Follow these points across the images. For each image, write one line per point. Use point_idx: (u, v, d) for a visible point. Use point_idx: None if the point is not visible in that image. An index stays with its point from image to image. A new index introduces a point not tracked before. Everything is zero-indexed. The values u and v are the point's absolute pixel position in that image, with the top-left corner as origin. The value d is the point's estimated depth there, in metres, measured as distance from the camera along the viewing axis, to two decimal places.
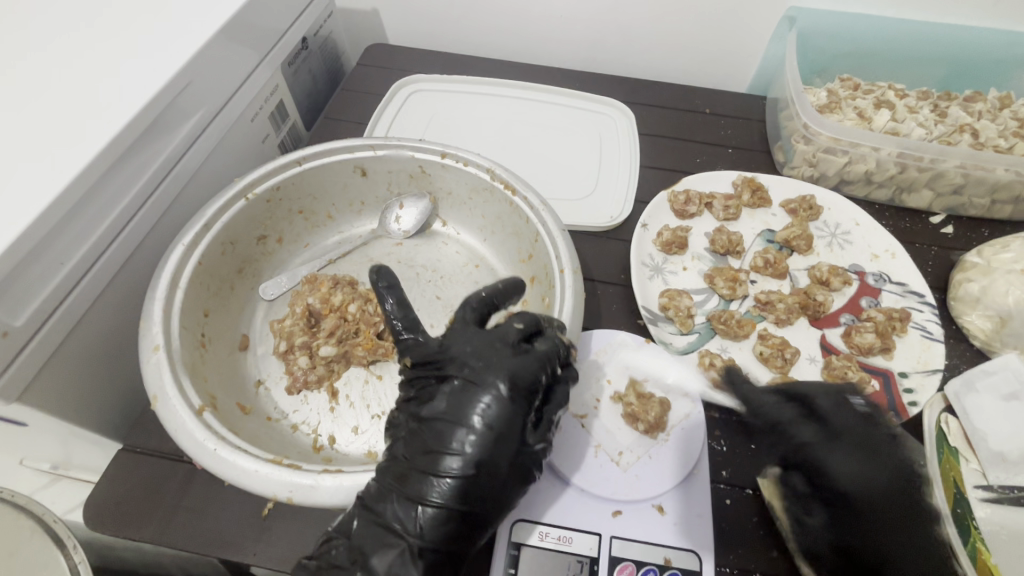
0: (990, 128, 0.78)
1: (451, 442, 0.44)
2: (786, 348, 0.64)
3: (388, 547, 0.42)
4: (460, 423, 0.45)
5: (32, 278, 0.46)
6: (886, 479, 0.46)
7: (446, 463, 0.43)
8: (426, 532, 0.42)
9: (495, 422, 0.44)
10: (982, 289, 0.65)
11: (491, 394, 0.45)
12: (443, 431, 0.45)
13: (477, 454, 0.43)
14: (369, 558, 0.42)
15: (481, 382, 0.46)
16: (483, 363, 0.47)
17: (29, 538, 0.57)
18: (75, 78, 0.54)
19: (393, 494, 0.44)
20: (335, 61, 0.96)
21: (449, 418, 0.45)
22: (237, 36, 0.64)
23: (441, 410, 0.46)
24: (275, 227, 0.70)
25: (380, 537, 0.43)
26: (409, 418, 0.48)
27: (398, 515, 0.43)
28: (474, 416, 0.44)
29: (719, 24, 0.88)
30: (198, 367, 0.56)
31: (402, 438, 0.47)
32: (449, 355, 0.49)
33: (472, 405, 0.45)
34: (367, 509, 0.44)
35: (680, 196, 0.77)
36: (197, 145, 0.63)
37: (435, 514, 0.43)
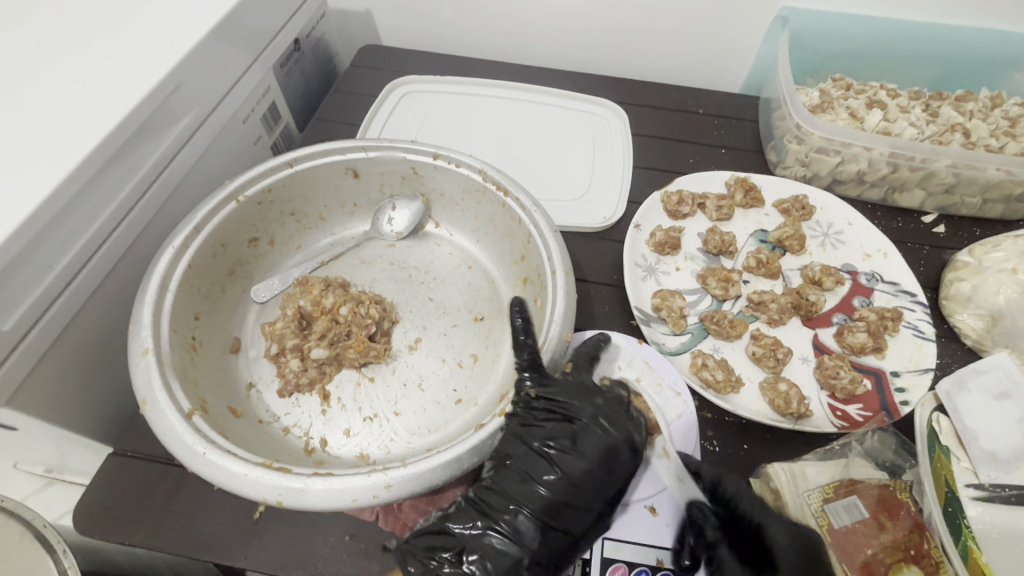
0: (982, 128, 0.78)
1: (581, 478, 0.48)
2: (779, 348, 0.64)
3: (504, 556, 0.45)
4: (592, 465, 0.48)
5: (20, 281, 0.46)
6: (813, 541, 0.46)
7: (573, 494, 0.47)
8: (538, 551, 0.46)
9: (621, 472, 0.49)
10: (973, 288, 0.66)
11: (623, 446, 0.50)
12: (570, 463, 0.48)
13: (601, 492, 0.48)
14: (489, 568, 0.44)
15: (611, 428, 0.50)
16: (611, 416, 0.51)
17: (20, 544, 0.57)
18: (62, 78, 0.53)
19: (515, 507, 0.47)
20: (328, 62, 0.96)
21: (579, 454, 0.48)
22: (229, 38, 0.64)
23: (571, 446, 0.49)
24: (266, 229, 0.70)
25: (500, 547, 0.45)
26: (529, 440, 0.49)
27: (517, 528, 0.46)
28: (603, 461, 0.49)
29: (712, 25, 0.88)
30: (189, 371, 0.56)
31: (519, 457, 0.49)
32: (575, 398, 0.51)
33: (606, 449, 0.49)
34: (484, 519, 0.46)
35: (672, 196, 0.77)
36: (187, 146, 0.62)
37: (548, 533, 0.46)
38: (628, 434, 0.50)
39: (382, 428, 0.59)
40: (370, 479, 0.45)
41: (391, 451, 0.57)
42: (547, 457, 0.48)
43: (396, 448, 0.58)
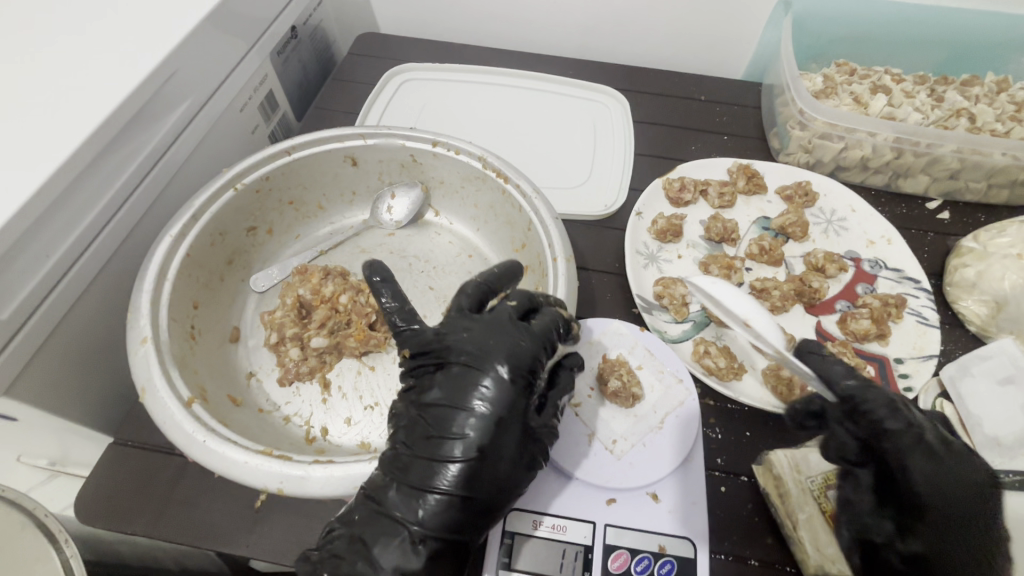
0: (988, 113, 0.77)
1: (456, 428, 0.44)
2: (781, 335, 0.63)
3: (395, 533, 0.42)
4: (464, 410, 0.45)
5: (17, 270, 0.46)
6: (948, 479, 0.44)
7: (461, 449, 0.44)
8: (431, 518, 0.43)
9: (497, 404, 0.45)
10: (978, 274, 0.65)
11: (492, 379, 0.45)
12: (444, 418, 0.45)
13: (480, 435, 0.44)
14: (374, 545, 0.42)
15: (480, 367, 0.46)
16: (481, 347, 0.47)
17: (21, 534, 0.57)
18: (52, 66, 0.53)
19: (400, 478, 0.44)
20: (325, 50, 0.95)
21: (448, 404, 0.45)
22: (224, 24, 0.63)
23: (443, 396, 0.46)
24: (265, 218, 0.69)
25: (390, 525, 0.43)
26: (409, 405, 0.48)
27: (405, 501, 0.43)
28: (476, 401, 0.45)
29: (714, 10, 0.87)
30: (188, 360, 0.55)
31: (405, 426, 0.47)
32: (446, 343, 0.48)
33: (472, 390, 0.45)
34: (370, 497, 0.44)
35: (674, 183, 0.76)
36: (184, 135, 0.62)
37: (444, 497, 0.43)
38: (497, 367, 0.46)
39: (383, 416, 0.59)
40: (371, 466, 0.46)
41: None
42: (424, 418, 0.46)
43: None
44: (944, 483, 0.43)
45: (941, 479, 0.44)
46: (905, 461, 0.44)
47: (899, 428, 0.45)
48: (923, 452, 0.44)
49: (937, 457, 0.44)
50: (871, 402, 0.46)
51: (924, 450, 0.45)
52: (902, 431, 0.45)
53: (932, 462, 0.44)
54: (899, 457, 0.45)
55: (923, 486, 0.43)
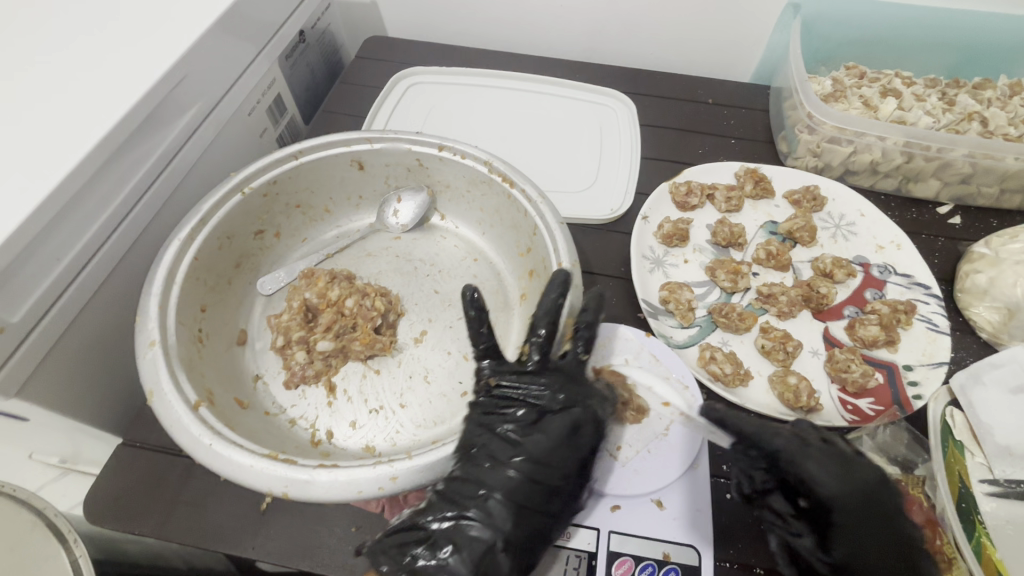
0: (1000, 116, 0.76)
1: (547, 456, 0.49)
2: (788, 341, 0.63)
3: (477, 541, 0.44)
4: (555, 441, 0.49)
5: (28, 273, 0.46)
6: (870, 490, 0.46)
7: (550, 478, 0.48)
8: (515, 531, 0.45)
9: (585, 442, 0.50)
10: (990, 280, 0.64)
11: (585, 419, 0.51)
12: (535, 444, 0.49)
13: (567, 469, 0.49)
14: (459, 548, 0.44)
15: (575, 406, 0.51)
16: (578, 390, 0.52)
17: (31, 532, 0.58)
18: (55, 68, 0.53)
19: (487, 488, 0.46)
20: (334, 54, 0.96)
21: (541, 434, 0.50)
22: (232, 28, 0.63)
23: (534, 425, 0.50)
24: (272, 222, 0.70)
25: (470, 530, 0.45)
26: (493, 424, 0.51)
27: (489, 511, 0.45)
28: (568, 436, 0.50)
29: (722, 13, 0.87)
30: (195, 363, 0.56)
31: (489, 442, 0.50)
32: (538, 379, 0.52)
33: (568, 425, 0.50)
34: (453, 503, 0.46)
35: (681, 187, 0.76)
36: (193, 139, 0.62)
37: (524, 516, 0.46)
38: (590, 411, 0.51)
39: (388, 420, 0.59)
40: (375, 471, 0.45)
41: (396, 444, 0.57)
42: (512, 439, 0.49)
43: (401, 440, 0.58)
44: (842, 486, 0.46)
45: (845, 482, 0.46)
46: (799, 471, 0.47)
47: (786, 440, 0.48)
48: (817, 459, 0.47)
49: (829, 462, 0.47)
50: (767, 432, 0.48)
51: (810, 455, 0.47)
52: (785, 444, 0.48)
53: (832, 468, 0.47)
54: (796, 473, 0.47)
55: (827, 497, 0.46)
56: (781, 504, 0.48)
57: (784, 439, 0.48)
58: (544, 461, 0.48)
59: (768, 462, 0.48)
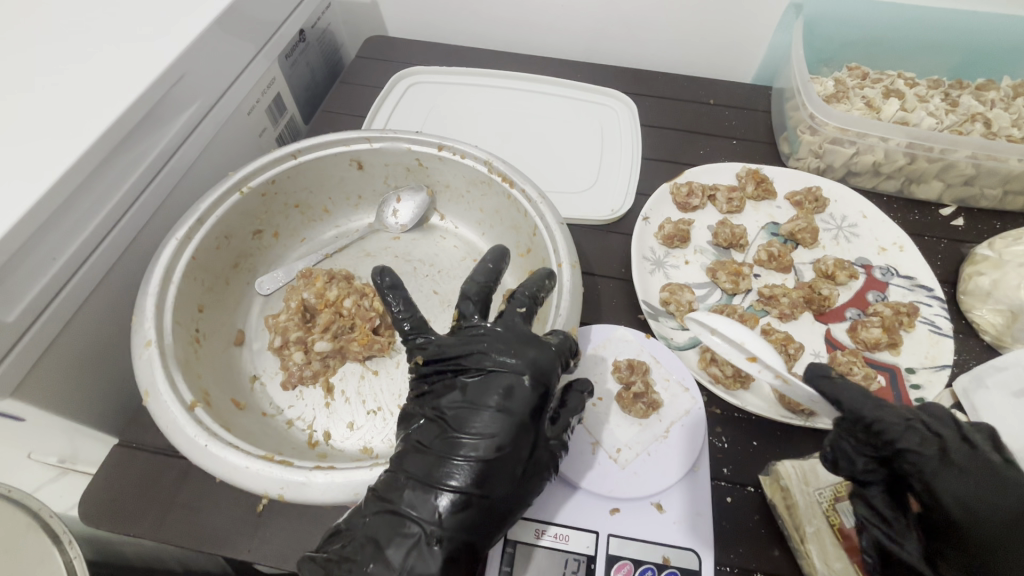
0: (1003, 118, 0.76)
1: (477, 430, 0.45)
2: (790, 343, 0.62)
3: (404, 538, 0.42)
4: (483, 412, 0.45)
5: (23, 272, 0.46)
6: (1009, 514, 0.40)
7: (482, 452, 0.44)
8: (446, 520, 0.42)
9: (519, 406, 0.45)
10: (993, 283, 0.64)
11: (517, 381, 0.46)
12: (462, 418, 0.46)
13: (498, 439, 0.44)
14: (384, 547, 0.42)
15: (504, 367, 0.47)
16: (505, 350, 0.47)
17: (26, 532, 0.58)
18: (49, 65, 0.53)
19: (415, 474, 0.44)
20: (334, 54, 0.95)
21: (468, 406, 0.46)
22: (232, 27, 0.63)
23: (462, 398, 0.47)
24: (271, 221, 0.69)
25: (399, 526, 0.42)
26: (424, 407, 0.49)
27: (416, 503, 0.43)
28: (498, 401, 0.45)
29: (724, 14, 0.86)
30: (192, 363, 0.55)
31: (420, 426, 0.48)
32: (460, 347, 0.49)
33: (496, 391, 0.46)
34: (380, 498, 0.44)
35: (682, 188, 0.75)
36: (192, 138, 0.62)
37: (455, 501, 0.43)
38: (520, 368, 0.46)
39: (386, 421, 0.59)
40: (372, 473, 0.46)
41: (394, 445, 0.57)
42: (442, 419, 0.47)
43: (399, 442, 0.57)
44: (979, 500, 0.41)
45: (974, 498, 0.41)
46: (933, 480, 0.42)
47: (919, 443, 0.43)
48: (950, 465, 0.43)
49: (962, 470, 0.42)
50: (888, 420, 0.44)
51: (950, 465, 0.42)
52: (913, 442, 0.43)
53: (962, 478, 0.42)
54: (921, 475, 0.43)
55: (948, 508, 0.42)
56: (882, 502, 0.45)
57: (914, 438, 0.43)
58: (472, 435, 0.44)
59: (884, 460, 0.45)
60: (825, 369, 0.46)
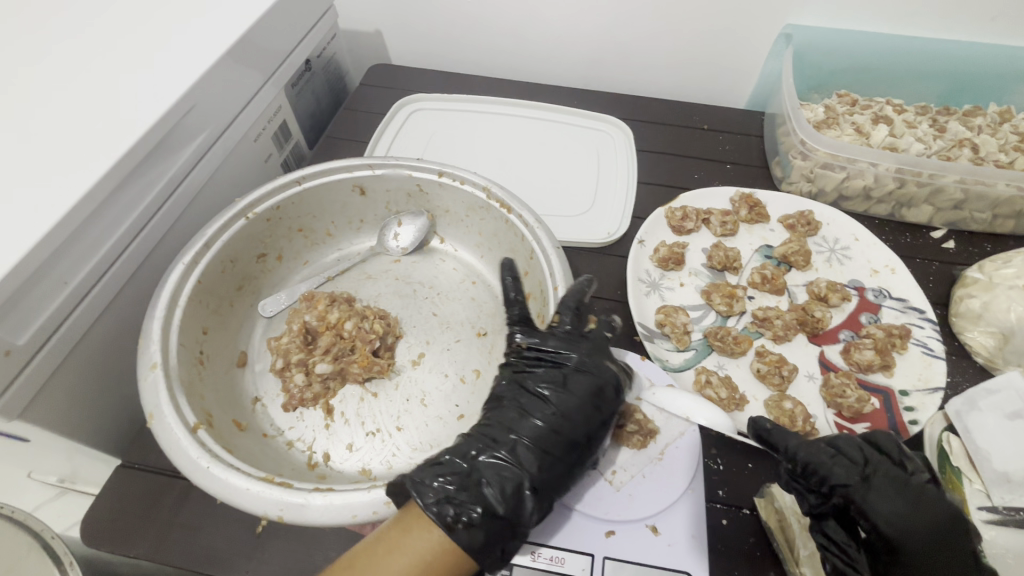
0: (991, 143, 0.78)
1: (572, 411, 0.51)
2: (784, 365, 0.63)
3: (506, 480, 0.46)
4: (580, 396, 0.51)
5: (35, 297, 0.48)
6: (939, 525, 0.45)
7: (573, 430, 0.50)
8: (539, 475, 0.48)
9: (609, 403, 0.52)
10: (984, 305, 0.64)
11: (609, 383, 0.53)
12: (561, 399, 0.51)
13: (588, 422, 0.51)
14: (490, 485, 0.46)
15: (600, 369, 0.53)
16: (600, 357, 0.54)
17: (28, 553, 0.58)
18: (63, 96, 0.55)
19: (514, 433, 0.49)
20: (339, 81, 0.98)
21: (569, 392, 0.52)
22: (242, 57, 0.65)
23: (562, 383, 0.52)
24: (275, 245, 0.71)
25: (500, 470, 0.47)
26: (523, 382, 0.53)
27: (517, 456, 0.48)
28: (591, 394, 0.52)
29: (717, 41, 0.89)
30: (195, 385, 0.56)
31: (519, 397, 0.53)
32: (562, 343, 0.55)
33: (592, 386, 0.52)
34: (484, 445, 0.49)
35: (677, 212, 0.77)
36: (201, 164, 0.64)
37: (547, 462, 0.48)
38: (614, 375, 0.53)
39: (384, 443, 0.59)
40: (370, 495, 0.46)
41: (392, 467, 0.58)
42: (541, 395, 0.52)
43: (397, 463, 0.58)
44: (905, 516, 0.45)
45: (906, 516, 0.45)
46: (865, 508, 0.46)
47: (845, 472, 0.47)
48: (877, 487, 0.46)
49: (891, 491, 0.46)
50: (812, 453, 0.48)
51: (873, 488, 0.46)
52: (847, 474, 0.47)
53: (892, 501, 0.46)
54: (857, 504, 0.46)
55: (888, 529, 0.45)
56: (839, 533, 0.47)
57: (842, 468, 0.47)
58: (568, 413, 0.50)
59: (825, 494, 0.48)
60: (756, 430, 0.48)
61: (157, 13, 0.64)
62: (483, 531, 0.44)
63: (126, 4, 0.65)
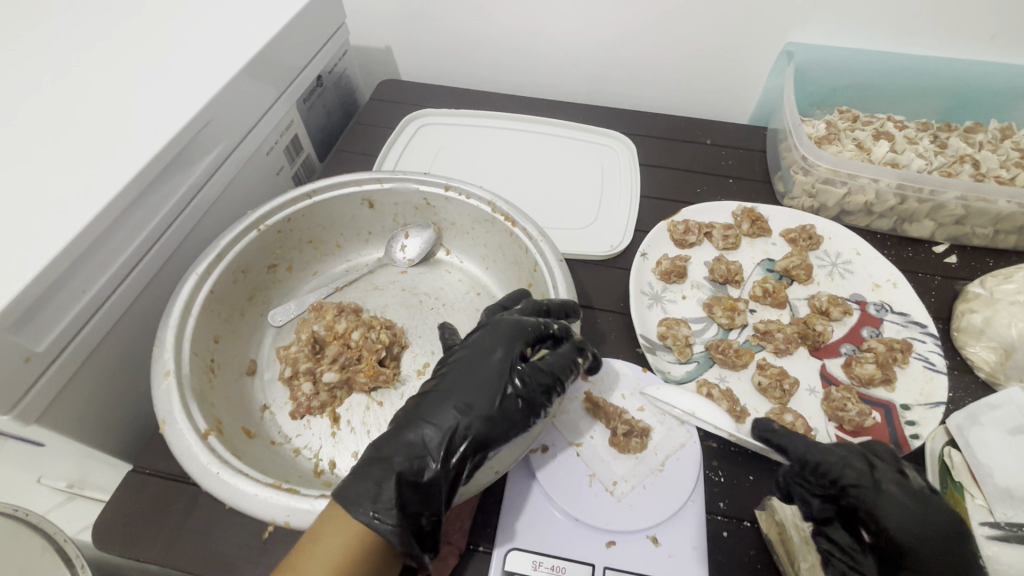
0: (992, 159, 0.79)
1: (468, 364, 0.50)
2: (785, 378, 0.64)
3: (403, 435, 0.46)
4: (476, 350, 0.51)
5: (54, 305, 0.49)
6: (944, 532, 0.45)
7: (469, 379, 0.49)
8: (433, 428, 0.46)
9: (507, 351, 0.51)
10: (985, 320, 0.65)
11: (506, 333, 0.52)
12: (460, 357, 0.51)
13: (484, 369, 0.49)
14: (385, 443, 0.46)
15: (497, 324, 0.53)
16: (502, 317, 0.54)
17: (42, 556, 0.59)
18: (84, 112, 0.57)
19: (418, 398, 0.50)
20: (350, 95, 1.01)
21: (467, 350, 0.52)
22: (256, 73, 0.67)
23: (463, 346, 0.52)
24: (285, 256, 0.73)
25: (398, 428, 0.47)
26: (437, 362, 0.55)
27: (414, 414, 0.48)
28: (487, 344, 0.51)
29: (720, 59, 0.91)
30: (207, 392, 0.58)
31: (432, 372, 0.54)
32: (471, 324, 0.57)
33: (489, 339, 0.52)
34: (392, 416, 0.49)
35: (679, 225, 0.78)
36: (214, 177, 0.66)
37: (442, 414, 0.47)
38: (512, 325, 0.52)
39: None
40: None
41: None
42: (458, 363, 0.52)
43: None
44: (912, 521, 0.45)
45: (913, 521, 0.45)
46: (873, 509, 0.47)
47: (856, 474, 0.48)
48: (885, 490, 0.47)
49: (900, 496, 0.47)
50: (825, 455, 0.50)
51: (882, 492, 0.47)
52: (858, 477, 0.48)
53: (901, 505, 0.46)
54: (865, 506, 0.47)
55: (892, 531, 0.45)
56: (845, 537, 0.49)
57: (853, 471, 0.48)
58: (463, 366, 0.50)
59: (833, 497, 0.49)
60: (768, 425, 0.55)
61: (176, 32, 0.67)
62: (374, 484, 0.43)
63: (148, 25, 0.67)
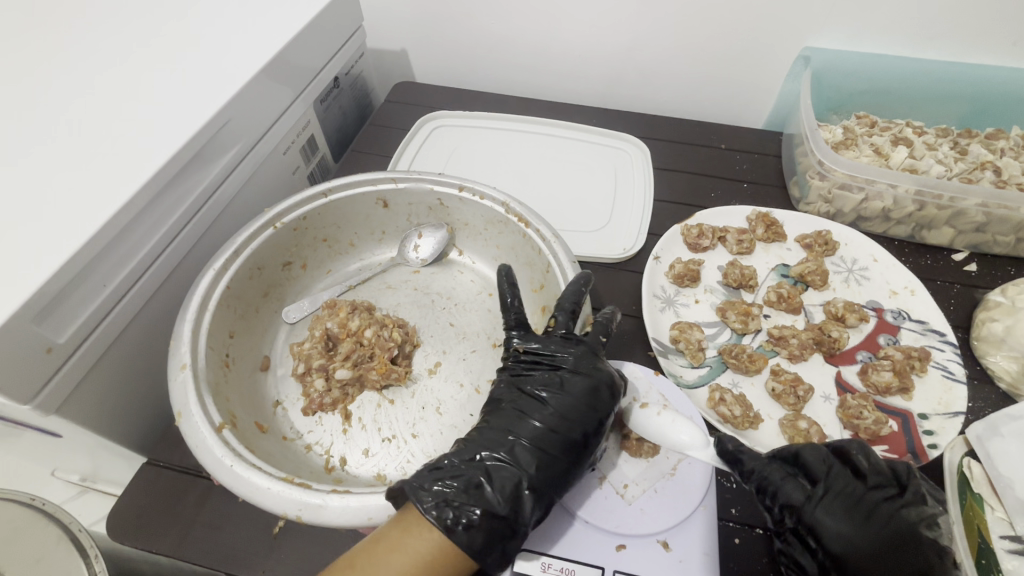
0: (1014, 166, 0.77)
1: (569, 412, 0.52)
2: (799, 385, 0.63)
3: (506, 477, 0.48)
4: (577, 398, 0.53)
5: (75, 297, 0.50)
6: (886, 540, 0.43)
7: (567, 427, 0.51)
8: (534, 473, 0.49)
9: (605, 403, 0.53)
10: (1006, 330, 0.64)
11: (604, 384, 0.54)
12: (556, 399, 0.53)
13: (582, 421, 0.52)
14: (489, 479, 0.48)
15: (592, 370, 0.54)
16: (593, 361, 0.56)
17: (56, 546, 0.60)
18: (107, 109, 0.59)
19: (514, 435, 0.51)
20: (365, 97, 1.02)
21: (563, 393, 0.53)
22: (275, 73, 0.68)
23: (557, 387, 0.54)
24: (300, 254, 0.74)
25: (499, 465, 0.49)
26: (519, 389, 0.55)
27: (516, 455, 0.50)
28: (585, 394, 0.53)
29: (735, 63, 0.90)
30: (222, 387, 0.59)
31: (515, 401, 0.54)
32: (553, 349, 0.57)
33: (586, 387, 0.53)
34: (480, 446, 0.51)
35: (693, 229, 0.78)
36: (233, 175, 0.67)
37: (541, 459, 0.49)
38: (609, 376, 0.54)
39: (400, 449, 0.61)
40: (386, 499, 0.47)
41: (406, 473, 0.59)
42: (539, 398, 0.54)
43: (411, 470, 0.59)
44: (849, 531, 0.44)
45: (850, 530, 0.44)
46: (811, 524, 0.45)
47: (792, 489, 0.47)
48: (828, 504, 0.46)
49: (835, 506, 0.46)
50: (763, 471, 0.49)
51: (817, 503, 0.46)
52: (799, 492, 0.47)
53: (837, 515, 0.45)
54: (803, 522, 0.46)
55: (832, 542, 0.44)
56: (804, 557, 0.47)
57: (790, 485, 0.47)
58: (559, 412, 0.52)
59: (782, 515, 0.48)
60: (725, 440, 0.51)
61: (197, 31, 0.68)
62: (482, 531, 0.45)
63: (169, 25, 0.69)
